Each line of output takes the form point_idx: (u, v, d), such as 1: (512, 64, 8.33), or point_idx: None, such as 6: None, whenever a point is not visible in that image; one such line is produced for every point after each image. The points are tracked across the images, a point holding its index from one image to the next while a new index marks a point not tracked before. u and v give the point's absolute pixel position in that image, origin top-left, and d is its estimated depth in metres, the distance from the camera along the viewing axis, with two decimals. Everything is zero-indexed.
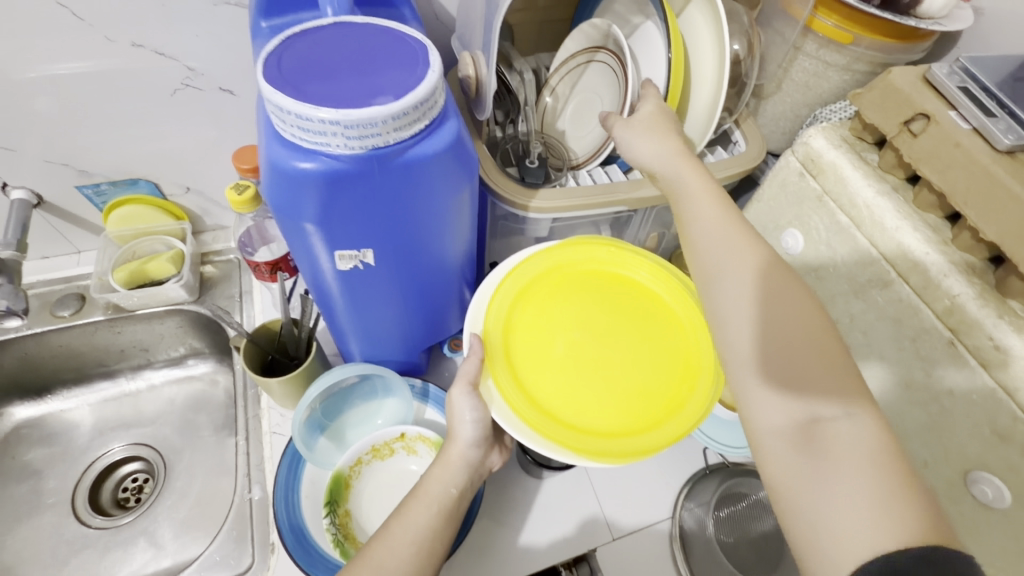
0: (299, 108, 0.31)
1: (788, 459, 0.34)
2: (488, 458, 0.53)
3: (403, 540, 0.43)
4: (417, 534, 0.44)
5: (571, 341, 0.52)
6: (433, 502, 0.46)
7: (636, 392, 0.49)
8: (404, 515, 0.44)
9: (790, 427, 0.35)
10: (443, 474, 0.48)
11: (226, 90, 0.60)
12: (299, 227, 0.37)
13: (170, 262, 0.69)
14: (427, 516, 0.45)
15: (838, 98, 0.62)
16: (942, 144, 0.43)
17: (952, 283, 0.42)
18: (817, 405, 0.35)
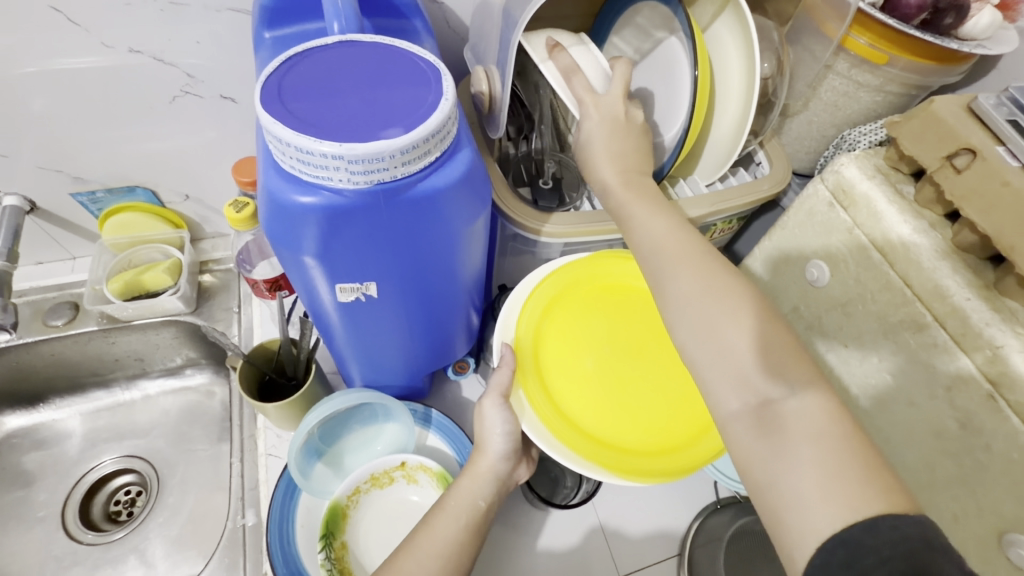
0: (299, 141, 0.28)
1: (750, 443, 0.33)
2: (517, 471, 0.50)
3: (428, 552, 0.40)
4: (444, 546, 0.41)
5: (603, 356, 0.49)
6: (461, 514, 0.43)
7: (669, 411, 0.47)
8: (431, 527, 0.42)
9: (745, 411, 0.34)
10: (471, 485, 0.46)
11: (226, 97, 0.58)
12: (298, 260, 0.35)
13: (167, 273, 0.67)
14: (454, 529, 0.42)
15: (868, 120, 0.59)
16: (989, 181, 0.40)
17: (995, 332, 0.39)
18: (768, 386, 0.34)
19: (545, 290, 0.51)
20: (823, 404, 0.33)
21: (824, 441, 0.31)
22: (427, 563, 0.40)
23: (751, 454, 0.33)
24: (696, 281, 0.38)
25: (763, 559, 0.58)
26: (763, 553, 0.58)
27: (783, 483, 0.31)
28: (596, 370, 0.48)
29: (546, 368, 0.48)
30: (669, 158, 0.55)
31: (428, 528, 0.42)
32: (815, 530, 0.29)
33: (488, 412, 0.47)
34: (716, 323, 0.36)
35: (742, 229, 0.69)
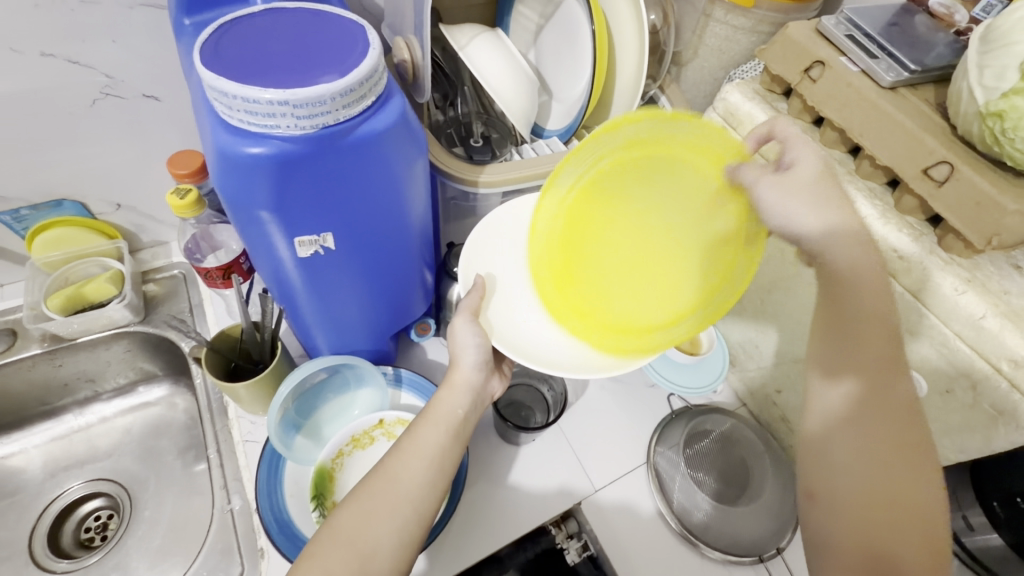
0: (245, 91, 0.31)
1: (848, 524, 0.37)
2: (489, 384, 0.54)
3: (416, 458, 0.45)
4: (429, 451, 0.46)
5: (633, 231, 0.51)
6: (443, 422, 0.48)
7: (696, 275, 0.48)
8: (417, 435, 0.47)
9: (857, 554, 0.36)
10: (450, 396, 0.49)
11: (150, 96, 0.58)
12: (254, 215, 0.38)
13: (110, 283, 0.66)
14: (437, 434, 0.47)
15: (748, 58, 0.67)
16: (838, 86, 0.48)
17: (859, 207, 0.48)
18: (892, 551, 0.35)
19: (553, 196, 0.48)
20: None
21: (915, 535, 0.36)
22: (415, 464, 0.45)
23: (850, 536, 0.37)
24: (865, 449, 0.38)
25: (717, 453, 0.64)
26: (716, 447, 0.65)
27: None
28: (626, 244, 0.52)
29: (570, 258, 0.52)
30: (580, 109, 0.61)
31: (415, 435, 0.47)
32: None
33: (458, 331, 0.51)
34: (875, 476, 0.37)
35: None
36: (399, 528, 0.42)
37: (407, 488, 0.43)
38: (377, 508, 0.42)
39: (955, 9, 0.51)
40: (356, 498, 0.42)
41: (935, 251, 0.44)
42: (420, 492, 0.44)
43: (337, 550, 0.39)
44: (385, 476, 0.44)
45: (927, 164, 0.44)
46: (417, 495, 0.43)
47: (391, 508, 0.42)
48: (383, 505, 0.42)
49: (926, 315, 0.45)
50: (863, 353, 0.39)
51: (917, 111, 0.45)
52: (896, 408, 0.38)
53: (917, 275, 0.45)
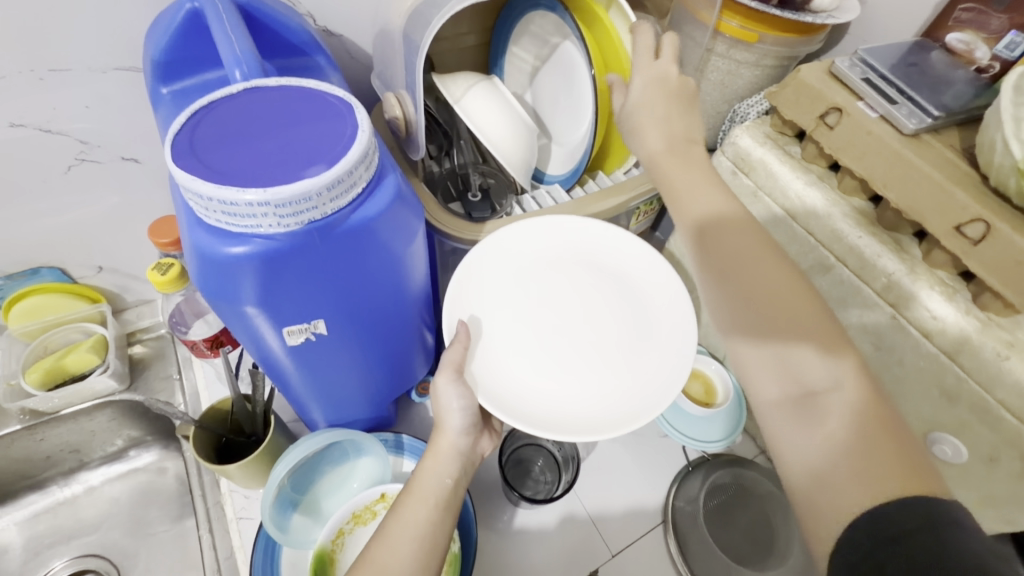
0: (222, 193, 0.28)
1: (783, 419, 0.37)
2: (478, 446, 0.49)
3: (403, 543, 0.39)
4: (418, 529, 0.40)
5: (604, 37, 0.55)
6: (430, 497, 0.42)
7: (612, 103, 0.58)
8: (405, 510, 0.41)
9: (785, 398, 0.37)
10: (435, 465, 0.44)
11: (129, 158, 0.55)
12: (239, 311, 0.35)
13: (92, 351, 0.63)
14: (424, 511, 0.41)
15: (752, 93, 0.65)
16: (857, 133, 0.45)
17: (886, 262, 0.45)
18: (808, 376, 0.37)
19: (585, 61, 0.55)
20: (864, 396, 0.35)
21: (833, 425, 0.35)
22: (403, 548, 0.39)
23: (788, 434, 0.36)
24: (739, 297, 0.40)
25: (737, 509, 0.62)
26: (736, 503, 0.62)
27: (818, 468, 0.34)
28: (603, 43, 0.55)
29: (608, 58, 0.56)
30: (583, 155, 0.58)
31: (402, 515, 0.41)
32: (846, 509, 0.31)
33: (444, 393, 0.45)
34: (762, 313, 0.39)
35: (663, 210, 0.74)
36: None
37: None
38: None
39: (974, 44, 0.48)
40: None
41: (971, 310, 0.41)
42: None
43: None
44: (374, 565, 0.38)
45: (959, 220, 0.41)
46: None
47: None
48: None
49: (965, 379, 0.42)
50: (767, 305, 0.39)
51: (943, 161, 0.43)
52: (757, 251, 0.41)
53: (953, 337, 0.42)
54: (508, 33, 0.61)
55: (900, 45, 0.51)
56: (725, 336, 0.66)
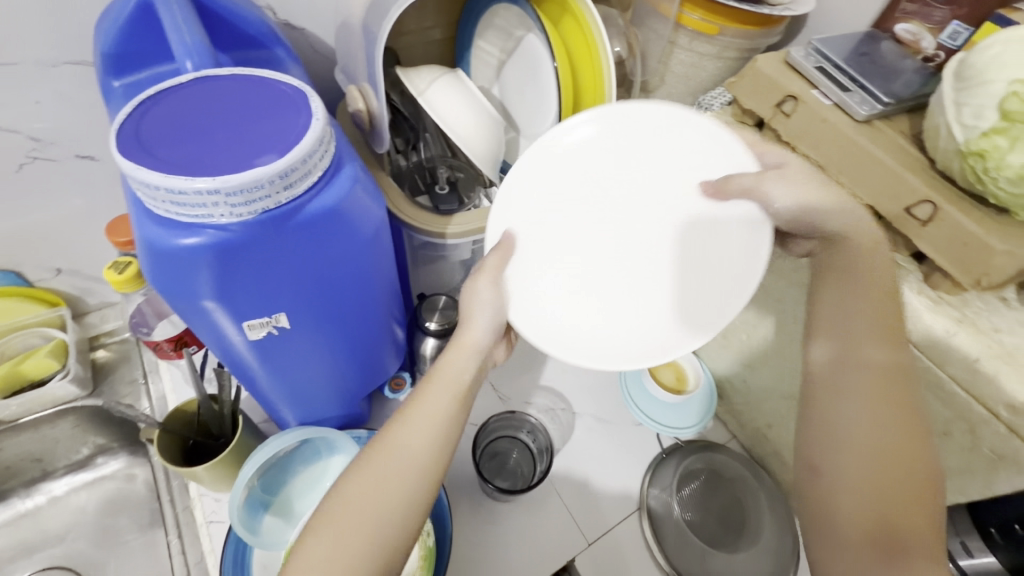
0: (169, 182, 0.28)
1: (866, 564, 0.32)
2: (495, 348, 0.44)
3: (420, 424, 0.36)
4: (436, 408, 0.37)
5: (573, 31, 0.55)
6: (451, 385, 0.39)
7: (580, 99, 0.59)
8: (422, 392, 0.38)
9: (863, 533, 0.33)
10: (456, 358, 0.40)
11: (85, 156, 0.54)
12: (196, 305, 0.34)
13: (51, 356, 0.61)
14: (444, 401, 0.38)
15: (716, 85, 0.66)
16: (812, 121, 0.47)
17: None
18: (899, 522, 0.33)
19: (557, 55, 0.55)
20: None
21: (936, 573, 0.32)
22: (421, 430, 0.36)
23: (861, 570, 0.32)
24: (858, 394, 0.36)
25: (709, 494, 0.63)
26: (709, 488, 0.63)
27: None
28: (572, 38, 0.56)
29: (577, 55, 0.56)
30: None
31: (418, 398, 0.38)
32: None
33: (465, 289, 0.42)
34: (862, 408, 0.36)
35: None
36: (410, 503, 0.34)
37: (410, 457, 0.35)
38: (374, 480, 0.34)
39: (921, 34, 0.50)
40: (353, 473, 0.35)
41: (923, 290, 0.43)
42: (430, 458, 0.36)
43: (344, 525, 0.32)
44: (392, 441, 0.36)
45: (909, 203, 0.42)
46: (426, 465, 0.35)
47: (395, 477, 0.34)
48: (386, 473, 0.34)
49: (919, 356, 0.43)
50: (888, 390, 0.36)
51: (894, 146, 0.44)
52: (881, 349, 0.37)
53: (907, 317, 0.43)
54: (472, 29, 0.62)
55: (853, 36, 0.52)
56: None
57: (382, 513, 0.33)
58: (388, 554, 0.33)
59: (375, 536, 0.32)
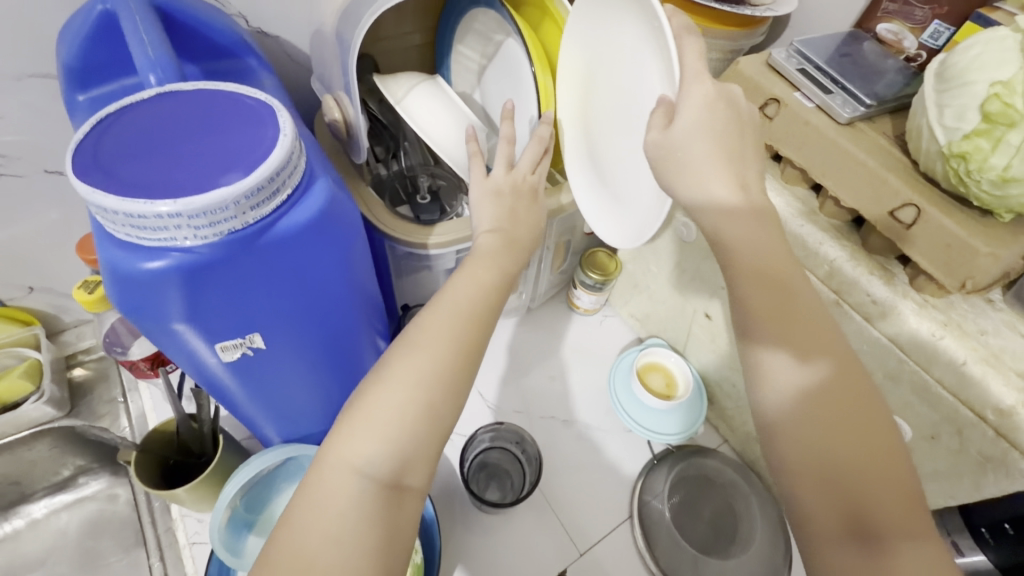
0: (127, 206, 0.26)
1: (847, 558, 0.30)
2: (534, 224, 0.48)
3: (468, 299, 0.39)
4: (477, 288, 0.40)
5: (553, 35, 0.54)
6: (474, 291, 0.40)
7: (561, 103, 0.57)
8: (463, 276, 0.41)
9: (839, 524, 0.31)
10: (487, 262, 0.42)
11: (54, 171, 0.52)
12: (165, 329, 0.33)
13: (25, 378, 0.60)
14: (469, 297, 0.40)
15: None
16: (795, 123, 0.46)
17: (828, 249, 0.45)
18: (866, 504, 0.30)
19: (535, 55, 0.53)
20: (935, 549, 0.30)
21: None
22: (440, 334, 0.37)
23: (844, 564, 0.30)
24: (789, 367, 0.34)
25: (701, 500, 0.62)
26: (701, 494, 0.62)
27: None
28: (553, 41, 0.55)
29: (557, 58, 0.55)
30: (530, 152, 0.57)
31: (462, 280, 0.41)
32: None
33: (483, 201, 0.46)
34: (803, 381, 0.33)
35: None
36: (462, 378, 0.36)
37: (459, 329, 0.37)
38: (426, 348, 0.36)
39: (903, 34, 0.50)
40: (408, 342, 0.36)
41: (909, 292, 0.43)
42: (477, 334, 0.38)
43: (400, 393, 0.34)
44: (444, 312, 0.38)
45: (892, 206, 0.42)
46: (475, 336, 0.38)
47: (448, 348, 0.36)
48: (438, 345, 0.36)
49: (905, 360, 0.43)
50: (810, 357, 0.34)
51: (877, 148, 0.44)
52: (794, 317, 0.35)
53: (893, 320, 0.43)
54: (450, 31, 0.61)
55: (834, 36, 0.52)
56: (684, 329, 0.67)
57: (440, 384, 0.35)
58: (443, 424, 0.34)
59: (430, 406, 0.34)
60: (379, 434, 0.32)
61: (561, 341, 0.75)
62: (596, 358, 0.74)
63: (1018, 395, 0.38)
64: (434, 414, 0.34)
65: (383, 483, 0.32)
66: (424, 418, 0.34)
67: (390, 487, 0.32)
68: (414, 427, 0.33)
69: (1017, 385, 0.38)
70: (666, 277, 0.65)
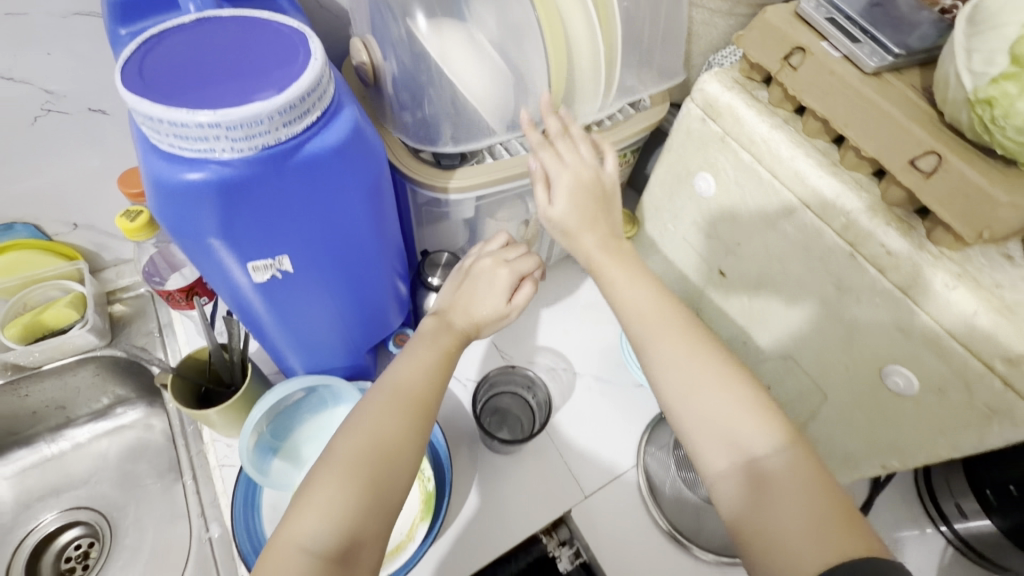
0: (172, 114, 0.29)
1: (737, 490, 0.39)
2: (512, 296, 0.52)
3: (409, 380, 0.44)
4: (419, 364, 0.46)
5: None
6: (428, 361, 0.46)
7: None
8: (407, 357, 0.47)
9: (733, 469, 0.39)
10: (433, 344, 0.48)
11: (96, 110, 0.55)
12: (202, 244, 0.35)
13: (70, 307, 0.64)
14: (425, 368, 0.46)
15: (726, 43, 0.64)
16: (820, 73, 0.46)
17: (845, 201, 0.46)
18: (748, 444, 0.40)
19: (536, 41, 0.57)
20: (800, 456, 0.39)
21: (797, 481, 0.37)
22: (389, 402, 0.43)
23: (737, 500, 0.38)
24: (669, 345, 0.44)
25: None
26: None
27: (778, 522, 0.36)
28: None
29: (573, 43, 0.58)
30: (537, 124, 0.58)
31: (405, 360, 0.46)
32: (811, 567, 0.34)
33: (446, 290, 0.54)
34: (676, 349, 0.44)
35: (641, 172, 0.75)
36: (407, 449, 0.41)
37: (400, 407, 0.42)
38: (370, 426, 0.41)
39: None
40: (350, 424, 0.41)
41: (924, 245, 0.43)
42: (421, 412, 0.43)
43: (346, 470, 0.38)
44: (386, 394, 0.43)
45: (914, 154, 0.41)
46: (416, 417, 0.43)
47: (391, 426, 0.41)
48: (381, 426, 0.41)
49: (917, 312, 0.43)
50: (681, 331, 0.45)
51: (903, 99, 0.43)
52: (658, 302, 0.46)
53: (906, 271, 0.43)
54: None
55: None
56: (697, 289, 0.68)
57: (379, 458, 0.39)
58: (389, 498, 0.39)
59: (372, 481, 0.38)
60: (326, 512, 0.37)
61: (575, 299, 0.76)
62: (609, 317, 0.75)
63: None
64: (378, 486, 0.39)
65: (331, 557, 0.36)
66: (367, 492, 0.38)
67: (341, 562, 0.36)
68: (368, 467, 0.39)
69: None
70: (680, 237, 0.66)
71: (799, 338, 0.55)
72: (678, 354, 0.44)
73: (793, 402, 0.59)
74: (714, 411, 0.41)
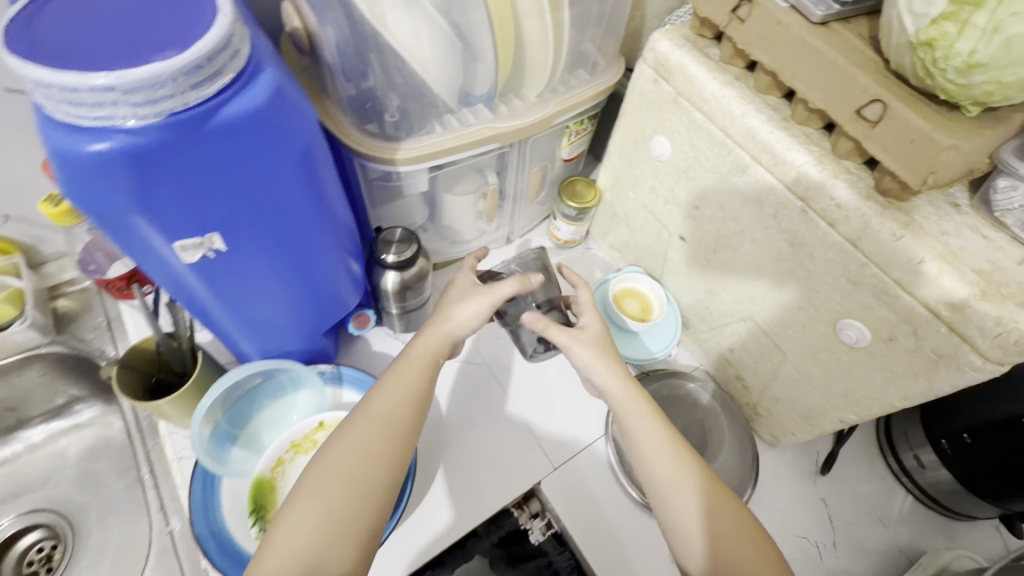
0: (62, 77, 0.26)
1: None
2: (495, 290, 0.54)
3: (383, 407, 0.47)
4: (400, 388, 0.49)
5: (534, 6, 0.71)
6: (409, 384, 0.49)
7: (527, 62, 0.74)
8: (381, 387, 0.49)
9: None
10: (411, 367, 0.50)
11: (13, 91, 0.51)
12: (122, 223, 0.33)
13: (9, 304, 0.61)
14: (407, 391, 0.49)
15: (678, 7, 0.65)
16: (767, 25, 0.44)
17: (795, 155, 0.45)
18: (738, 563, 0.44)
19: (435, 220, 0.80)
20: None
21: None
22: (363, 433, 0.45)
23: None
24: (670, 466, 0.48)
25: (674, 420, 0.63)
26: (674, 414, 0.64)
27: None
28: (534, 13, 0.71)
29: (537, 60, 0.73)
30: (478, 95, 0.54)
31: (381, 386, 0.49)
32: None
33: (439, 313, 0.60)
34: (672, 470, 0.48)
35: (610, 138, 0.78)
36: (371, 480, 0.44)
37: (368, 440, 0.45)
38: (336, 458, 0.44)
39: None
40: (323, 456, 0.45)
41: (872, 195, 0.42)
42: (390, 440, 0.46)
43: (313, 503, 0.42)
44: (359, 419, 0.47)
45: (861, 104, 0.41)
46: (383, 449, 0.45)
47: (355, 457, 0.44)
48: (348, 461, 0.44)
49: (868, 264, 0.43)
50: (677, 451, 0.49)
51: (849, 47, 0.42)
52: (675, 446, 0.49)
53: (855, 223, 0.43)
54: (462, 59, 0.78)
55: None
56: (661, 256, 0.67)
57: (349, 485, 0.43)
58: (352, 528, 0.42)
59: (336, 510, 0.42)
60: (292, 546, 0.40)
61: None
62: None
63: (970, 290, 0.38)
64: (338, 518, 0.42)
65: None
66: (327, 525, 0.41)
67: None
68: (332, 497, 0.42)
69: (969, 287, 0.38)
70: (642, 204, 0.65)
71: (759, 298, 0.55)
72: (690, 482, 0.47)
73: (756, 362, 0.60)
74: (735, 548, 0.45)
